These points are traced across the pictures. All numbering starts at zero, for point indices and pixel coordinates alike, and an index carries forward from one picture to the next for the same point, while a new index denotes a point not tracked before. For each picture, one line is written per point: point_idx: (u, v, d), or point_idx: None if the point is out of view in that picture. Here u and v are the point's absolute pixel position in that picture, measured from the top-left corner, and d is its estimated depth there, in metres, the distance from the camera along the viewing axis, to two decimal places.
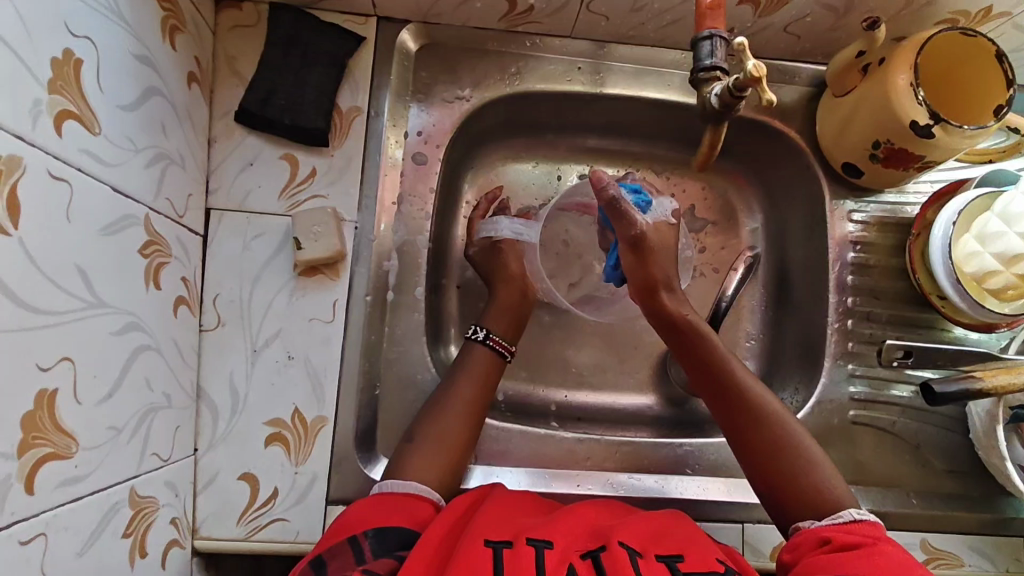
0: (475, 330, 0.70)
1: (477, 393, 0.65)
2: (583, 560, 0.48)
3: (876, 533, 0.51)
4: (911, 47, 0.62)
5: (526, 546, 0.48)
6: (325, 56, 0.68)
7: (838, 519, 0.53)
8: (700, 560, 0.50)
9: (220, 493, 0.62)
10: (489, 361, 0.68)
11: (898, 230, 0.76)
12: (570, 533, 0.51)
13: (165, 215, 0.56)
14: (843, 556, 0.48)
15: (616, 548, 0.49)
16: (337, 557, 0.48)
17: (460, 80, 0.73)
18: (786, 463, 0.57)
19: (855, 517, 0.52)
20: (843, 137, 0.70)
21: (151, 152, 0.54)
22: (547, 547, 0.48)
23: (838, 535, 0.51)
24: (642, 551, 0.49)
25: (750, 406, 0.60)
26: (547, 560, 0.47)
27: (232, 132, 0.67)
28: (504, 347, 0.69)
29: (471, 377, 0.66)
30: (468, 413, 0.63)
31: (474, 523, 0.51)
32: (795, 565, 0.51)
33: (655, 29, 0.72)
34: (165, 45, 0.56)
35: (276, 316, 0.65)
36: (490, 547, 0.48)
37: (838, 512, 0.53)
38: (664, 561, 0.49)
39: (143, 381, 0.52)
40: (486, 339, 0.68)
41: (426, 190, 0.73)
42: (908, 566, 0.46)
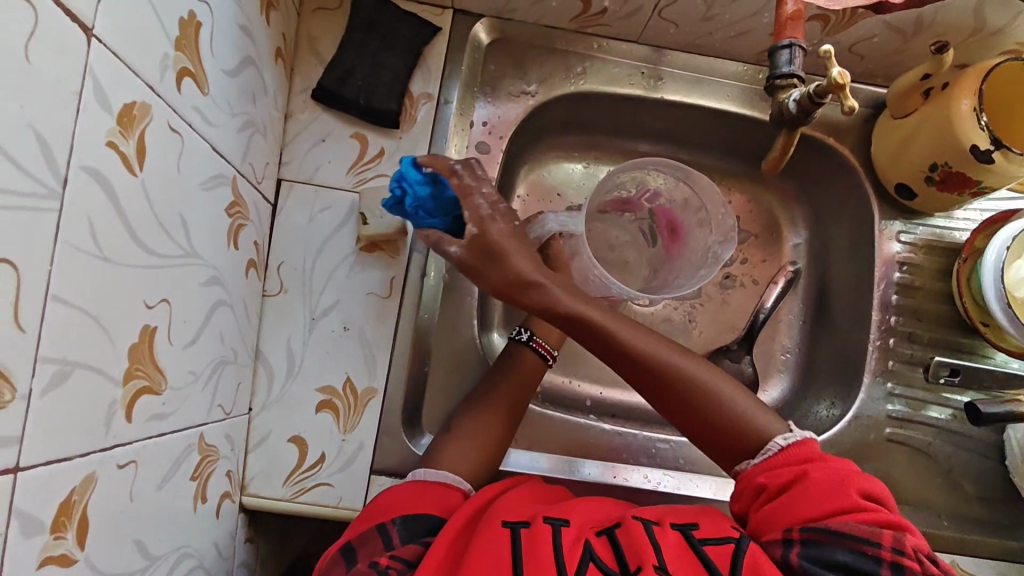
0: (519, 330, 0.70)
1: (513, 390, 0.65)
2: (598, 537, 0.49)
3: (807, 454, 0.54)
4: (976, 74, 0.63)
5: (544, 525, 0.49)
6: (402, 42, 0.70)
7: (767, 452, 0.55)
8: (717, 528, 0.51)
9: (270, 453, 0.64)
10: (533, 362, 0.67)
11: (944, 254, 0.77)
12: (587, 513, 0.53)
13: (247, 180, 0.59)
14: (786, 501, 0.51)
15: (630, 523, 0.50)
16: (368, 544, 0.50)
17: (527, 75, 0.75)
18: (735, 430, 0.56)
19: (782, 445, 0.54)
20: (900, 158, 0.72)
21: (242, 118, 0.56)
22: (563, 524, 0.50)
23: (771, 476, 0.53)
24: (658, 521, 0.51)
25: (685, 390, 0.57)
26: (564, 537, 0.48)
27: (307, 108, 0.69)
28: (546, 350, 0.69)
29: (508, 375, 0.66)
30: (503, 409, 0.64)
31: (496, 506, 0.53)
32: (748, 516, 0.54)
33: (721, 40, 0.74)
34: (261, 18, 0.59)
35: (336, 287, 0.67)
36: (509, 527, 0.49)
37: (767, 445, 0.55)
38: (679, 529, 0.50)
39: (217, 334, 0.54)
40: (530, 340, 0.68)
41: (486, 179, 0.75)
42: (837, 489, 0.50)
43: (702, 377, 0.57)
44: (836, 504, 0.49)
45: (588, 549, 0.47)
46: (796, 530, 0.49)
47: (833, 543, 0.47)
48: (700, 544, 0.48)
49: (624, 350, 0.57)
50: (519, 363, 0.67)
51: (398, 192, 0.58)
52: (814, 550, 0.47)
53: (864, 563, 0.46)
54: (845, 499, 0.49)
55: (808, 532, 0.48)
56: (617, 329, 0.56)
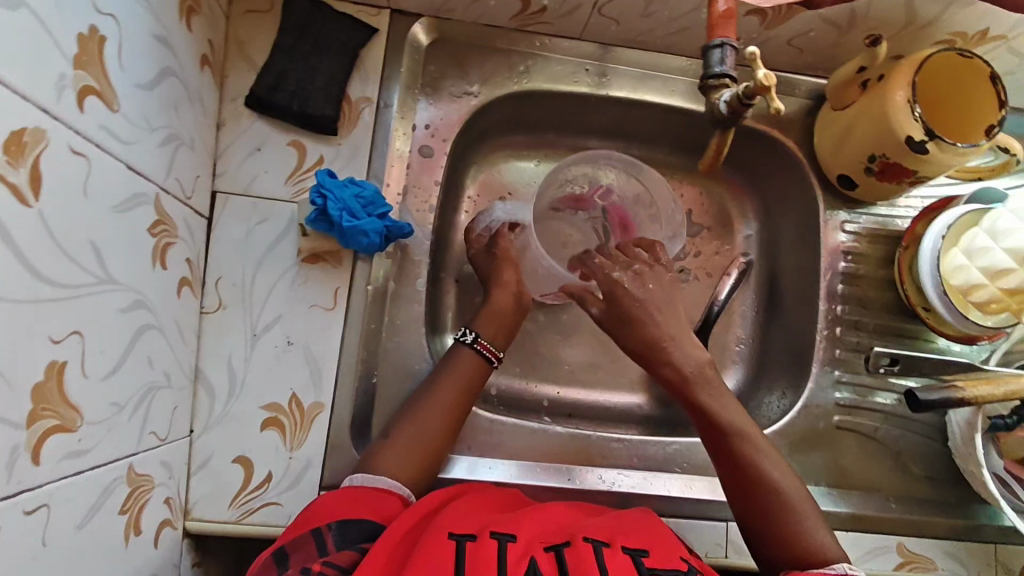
0: (464, 332, 0.69)
1: (453, 397, 0.64)
2: (546, 553, 0.50)
3: None
4: (909, 66, 0.64)
5: (489, 540, 0.50)
6: (337, 45, 0.68)
7: (828, 571, 0.53)
8: (665, 556, 0.53)
9: (214, 475, 0.63)
10: (475, 367, 0.67)
11: (887, 242, 0.78)
12: (536, 530, 0.54)
13: (174, 195, 0.56)
14: None
15: (579, 543, 0.51)
16: (302, 550, 0.50)
17: (469, 75, 0.74)
18: (768, 523, 0.58)
19: (847, 573, 0.53)
20: (841, 149, 0.72)
21: (164, 132, 0.53)
22: (510, 541, 0.51)
23: None
24: (608, 543, 0.52)
25: (745, 461, 0.61)
26: (510, 554, 0.49)
27: (240, 116, 0.67)
28: (490, 352, 0.69)
29: (449, 380, 0.65)
30: (443, 416, 0.63)
31: (440, 517, 0.53)
32: None
33: (662, 36, 0.74)
34: (181, 25, 0.56)
35: (277, 301, 0.65)
36: (454, 540, 0.50)
37: (830, 564, 0.54)
38: (630, 552, 0.52)
39: (145, 360, 0.52)
40: (474, 343, 0.68)
41: (431, 183, 0.73)
42: None
43: (768, 467, 0.61)
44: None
45: (533, 567, 0.48)
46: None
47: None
48: (647, 572, 0.50)
49: (718, 439, 0.63)
50: (463, 366, 0.67)
51: (319, 201, 0.62)
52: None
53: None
54: None
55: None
56: (744, 434, 0.62)
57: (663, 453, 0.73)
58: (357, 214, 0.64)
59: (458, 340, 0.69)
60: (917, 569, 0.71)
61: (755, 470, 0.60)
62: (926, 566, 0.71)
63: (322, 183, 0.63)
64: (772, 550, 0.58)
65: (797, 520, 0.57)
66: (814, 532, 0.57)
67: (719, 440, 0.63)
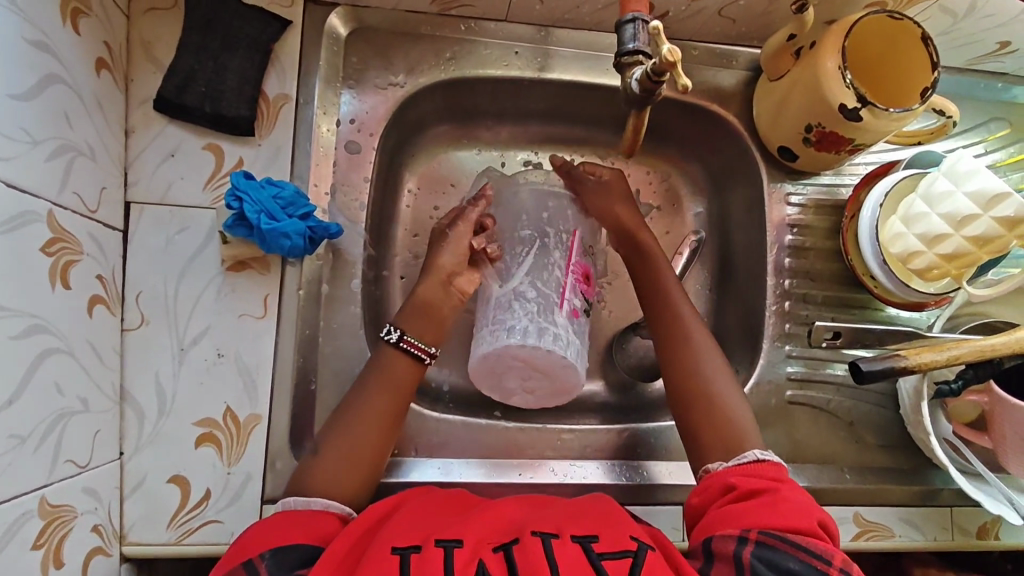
0: (389, 329, 0.63)
1: (384, 402, 0.61)
2: (494, 553, 0.47)
3: (778, 475, 0.55)
4: (840, 31, 0.62)
5: (435, 549, 0.46)
6: (248, 41, 0.65)
7: (743, 459, 0.57)
8: (615, 539, 0.50)
9: (149, 497, 0.60)
10: (408, 369, 0.63)
11: (833, 212, 0.77)
12: (484, 529, 0.50)
13: (73, 210, 0.54)
14: (748, 506, 0.52)
15: (528, 539, 0.48)
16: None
17: (393, 65, 0.71)
18: (697, 391, 0.63)
19: (759, 457, 0.57)
20: (778, 120, 0.71)
21: (53, 144, 0.51)
22: (457, 546, 0.47)
23: (741, 480, 0.55)
24: (557, 534, 0.49)
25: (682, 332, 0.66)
26: (456, 559, 0.46)
27: (150, 121, 0.63)
28: (421, 350, 0.63)
29: (378, 386, 0.61)
30: (375, 427, 0.60)
31: (382, 532, 0.50)
32: (703, 509, 0.56)
33: (590, 12, 0.71)
34: (65, 29, 0.53)
35: (203, 313, 0.63)
36: (397, 554, 0.46)
37: (744, 453, 0.58)
38: (578, 541, 0.49)
39: (53, 386, 0.50)
40: (399, 341, 0.62)
41: (361, 180, 0.71)
42: (804, 510, 0.52)
43: (707, 346, 0.65)
44: (802, 521, 0.51)
45: (481, 569, 0.45)
46: (754, 531, 0.50)
47: (787, 551, 0.49)
48: (597, 559, 0.47)
49: (667, 309, 0.67)
50: (393, 368, 0.62)
51: (237, 205, 0.60)
52: (768, 554, 0.48)
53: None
54: (809, 521, 0.51)
55: (765, 537, 0.49)
56: (682, 311, 0.67)
57: (615, 437, 0.73)
58: (276, 215, 0.61)
59: (383, 339, 0.63)
60: (873, 537, 0.71)
61: (693, 342, 0.65)
62: (882, 533, 0.71)
63: (238, 186, 0.61)
64: (689, 414, 0.62)
65: (720, 395, 0.62)
66: (734, 408, 0.61)
67: (671, 310, 0.67)
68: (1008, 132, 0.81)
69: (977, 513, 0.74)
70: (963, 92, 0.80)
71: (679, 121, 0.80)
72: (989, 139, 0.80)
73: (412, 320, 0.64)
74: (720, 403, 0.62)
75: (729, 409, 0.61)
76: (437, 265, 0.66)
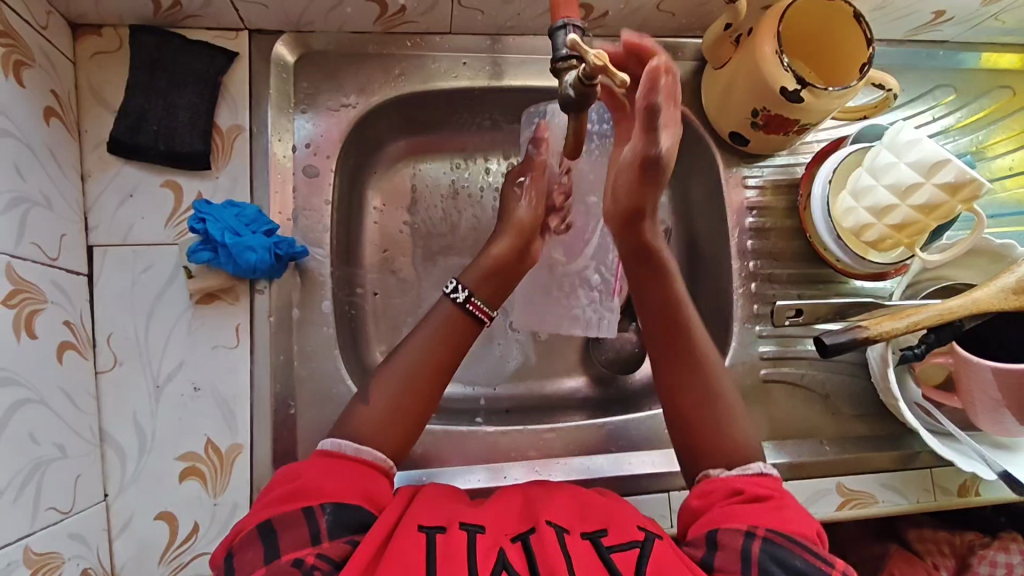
0: (456, 287, 0.63)
1: (438, 354, 0.60)
2: (513, 543, 0.47)
3: (777, 487, 0.55)
4: (774, 17, 0.63)
5: (459, 532, 0.48)
6: (196, 76, 0.66)
7: (748, 471, 0.56)
8: (624, 531, 0.50)
9: (137, 536, 0.61)
10: (462, 324, 0.62)
11: (790, 191, 0.79)
12: (505, 519, 0.51)
13: (34, 261, 0.55)
14: (754, 510, 0.52)
15: (545, 527, 0.49)
16: (292, 530, 0.48)
17: (344, 87, 0.71)
18: (696, 391, 0.60)
19: (762, 470, 0.56)
20: (727, 106, 0.72)
21: (5, 198, 0.52)
22: (479, 532, 0.48)
23: (748, 487, 0.54)
24: (568, 529, 0.50)
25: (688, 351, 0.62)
26: (479, 545, 0.47)
27: (105, 163, 0.64)
28: (483, 313, 0.63)
29: (430, 337, 0.61)
30: (424, 374, 0.59)
31: (414, 509, 0.51)
32: (704, 511, 0.54)
33: (533, 18, 0.71)
34: (10, 83, 0.54)
35: (176, 349, 0.63)
36: (424, 532, 0.47)
37: (748, 465, 0.57)
38: (588, 537, 0.49)
39: (26, 436, 0.51)
40: (467, 302, 0.62)
41: (321, 203, 0.71)
42: (805, 520, 0.52)
43: (705, 345, 0.62)
44: (805, 529, 0.51)
45: (501, 557, 0.45)
46: (761, 529, 0.50)
47: (793, 550, 0.48)
48: (605, 552, 0.47)
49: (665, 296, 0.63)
50: (442, 322, 0.62)
51: (201, 227, 0.62)
52: (777, 551, 0.48)
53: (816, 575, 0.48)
54: (809, 531, 0.51)
55: (772, 535, 0.49)
56: (681, 310, 0.63)
57: (596, 431, 0.74)
58: (241, 231, 0.63)
59: (447, 295, 0.63)
60: (857, 505, 0.73)
61: (687, 334, 0.62)
62: (865, 501, 0.73)
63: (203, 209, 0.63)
64: (693, 414, 0.60)
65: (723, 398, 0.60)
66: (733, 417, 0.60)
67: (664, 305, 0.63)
68: (955, 98, 0.82)
69: (955, 472, 0.75)
70: (907, 63, 0.81)
71: None
72: (936, 106, 0.82)
73: (482, 279, 0.64)
74: (719, 409, 0.60)
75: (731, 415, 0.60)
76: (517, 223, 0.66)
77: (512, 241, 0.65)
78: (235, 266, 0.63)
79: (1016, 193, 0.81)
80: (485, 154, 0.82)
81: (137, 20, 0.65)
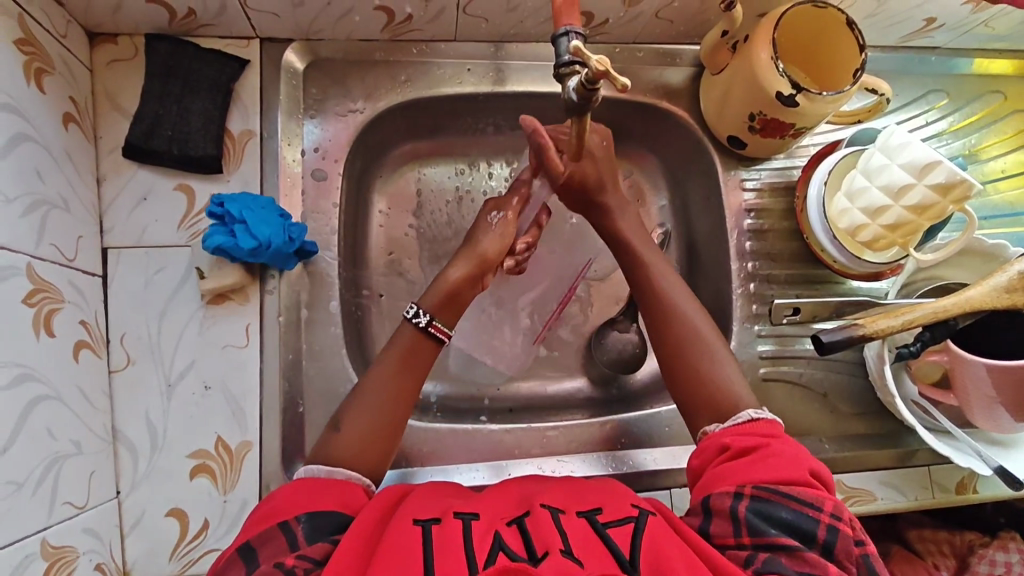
0: (418, 313, 0.64)
1: (401, 376, 0.62)
2: (509, 526, 0.49)
3: (770, 431, 0.56)
4: (769, 24, 0.65)
5: (453, 521, 0.49)
6: (208, 82, 0.68)
7: (738, 420, 0.58)
8: (618, 508, 0.52)
9: (149, 532, 0.62)
10: (423, 347, 0.64)
11: (788, 194, 0.80)
12: (499, 506, 0.52)
13: (52, 261, 0.56)
14: (741, 464, 0.53)
15: (539, 510, 0.50)
16: (269, 544, 0.49)
17: (352, 93, 0.73)
18: (688, 355, 0.63)
19: (753, 417, 0.58)
20: (724, 111, 0.74)
21: (26, 201, 0.53)
22: (474, 519, 0.50)
23: (734, 441, 0.56)
24: (563, 509, 0.51)
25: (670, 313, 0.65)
26: (473, 531, 0.48)
27: (120, 167, 0.66)
28: (444, 334, 0.65)
29: (393, 361, 0.62)
30: (392, 401, 0.60)
31: (407, 505, 0.52)
32: (701, 472, 0.57)
33: (535, 25, 0.73)
34: (31, 89, 0.56)
35: (188, 348, 0.65)
36: (420, 526, 0.48)
37: (738, 414, 0.59)
38: (584, 515, 0.51)
39: (44, 431, 0.53)
40: (429, 325, 0.63)
41: (330, 206, 0.73)
42: (794, 461, 0.53)
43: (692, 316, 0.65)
44: (796, 471, 0.52)
45: (496, 539, 0.47)
46: (749, 487, 0.51)
47: (781, 503, 0.50)
48: (602, 528, 0.49)
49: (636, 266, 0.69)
50: (405, 344, 0.63)
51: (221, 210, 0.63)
52: (764, 507, 0.50)
53: (805, 523, 0.50)
54: (798, 472, 0.52)
55: (759, 491, 0.51)
56: (667, 286, 0.67)
57: (598, 430, 0.75)
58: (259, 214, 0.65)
59: (409, 320, 0.64)
60: (856, 502, 0.74)
61: (664, 297, 0.66)
62: (864, 498, 0.74)
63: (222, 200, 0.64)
64: (687, 376, 0.63)
65: (712, 355, 0.63)
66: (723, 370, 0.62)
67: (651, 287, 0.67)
68: (948, 102, 0.84)
69: (952, 469, 0.76)
70: (900, 68, 0.83)
71: (633, 119, 0.82)
72: (930, 110, 0.84)
73: (439, 304, 0.65)
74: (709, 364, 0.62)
75: (721, 370, 0.62)
76: (477, 252, 0.68)
77: (469, 269, 0.68)
78: (273, 245, 0.64)
79: (1009, 195, 0.83)
80: (488, 158, 0.84)
81: (152, 28, 0.67)
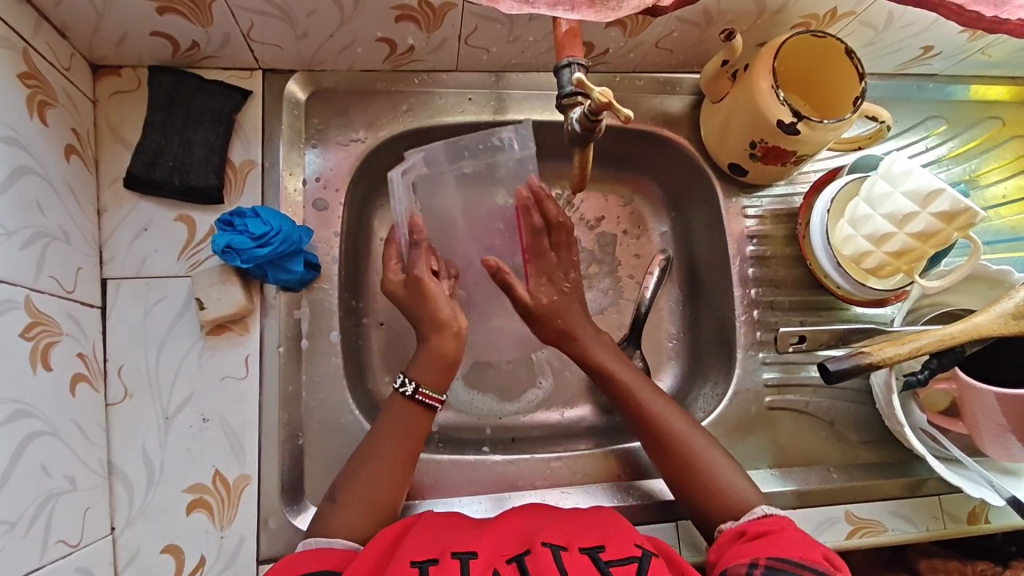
0: (404, 381, 0.64)
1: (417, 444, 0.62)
2: (508, 565, 0.48)
3: (785, 523, 0.57)
4: (768, 54, 0.65)
5: (451, 560, 0.48)
6: (211, 113, 0.68)
7: (753, 515, 0.59)
8: (620, 547, 0.51)
9: (143, 570, 0.60)
10: (420, 418, 0.63)
11: (790, 220, 0.80)
12: (500, 542, 0.52)
13: (51, 293, 0.56)
14: (757, 542, 0.54)
15: (539, 549, 0.49)
16: None
17: (353, 122, 0.73)
18: (689, 468, 0.64)
19: (766, 512, 0.59)
20: (725, 138, 0.74)
21: (27, 233, 0.53)
22: (472, 557, 0.49)
23: (752, 527, 0.57)
24: (566, 546, 0.50)
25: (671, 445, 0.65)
26: (473, 569, 0.47)
27: (122, 199, 0.66)
28: (435, 401, 0.64)
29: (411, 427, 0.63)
30: (401, 463, 0.61)
31: (406, 545, 0.51)
32: (717, 560, 0.56)
33: (536, 56, 0.74)
34: (34, 122, 0.56)
35: (186, 380, 0.64)
36: (416, 568, 0.47)
37: (753, 509, 0.60)
38: (586, 552, 0.50)
39: (39, 468, 0.51)
40: (415, 394, 0.62)
41: (330, 235, 0.73)
42: (808, 544, 0.53)
43: (677, 418, 0.66)
44: (809, 550, 0.52)
45: None
46: (763, 558, 0.52)
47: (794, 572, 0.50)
48: (604, 566, 0.48)
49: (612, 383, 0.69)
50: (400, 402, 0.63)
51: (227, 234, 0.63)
52: None
53: None
54: (813, 552, 0.52)
55: (773, 561, 0.51)
56: (638, 388, 0.68)
57: (603, 460, 0.74)
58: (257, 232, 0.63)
59: (397, 390, 0.64)
60: (866, 533, 0.72)
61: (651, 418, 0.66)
62: (875, 529, 0.72)
63: (218, 229, 0.65)
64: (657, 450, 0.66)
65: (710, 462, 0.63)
66: (724, 473, 0.63)
67: (624, 388, 0.68)
68: (947, 128, 0.85)
69: (963, 499, 0.75)
70: (897, 95, 0.84)
71: (633, 147, 0.83)
72: (929, 136, 0.84)
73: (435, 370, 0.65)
74: (693, 466, 0.64)
75: (723, 475, 0.63)
76: (438, 320, 0.65)
77: None
78: (285, 234, 0.64)
79: (1012, 220, 0.83)
80: None
81: (156, 61, 0.67)
